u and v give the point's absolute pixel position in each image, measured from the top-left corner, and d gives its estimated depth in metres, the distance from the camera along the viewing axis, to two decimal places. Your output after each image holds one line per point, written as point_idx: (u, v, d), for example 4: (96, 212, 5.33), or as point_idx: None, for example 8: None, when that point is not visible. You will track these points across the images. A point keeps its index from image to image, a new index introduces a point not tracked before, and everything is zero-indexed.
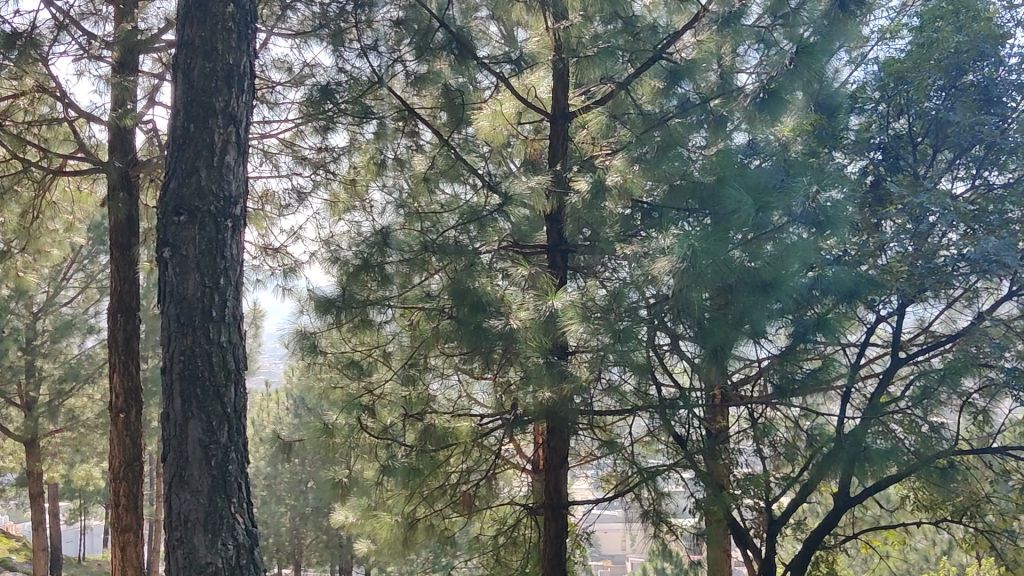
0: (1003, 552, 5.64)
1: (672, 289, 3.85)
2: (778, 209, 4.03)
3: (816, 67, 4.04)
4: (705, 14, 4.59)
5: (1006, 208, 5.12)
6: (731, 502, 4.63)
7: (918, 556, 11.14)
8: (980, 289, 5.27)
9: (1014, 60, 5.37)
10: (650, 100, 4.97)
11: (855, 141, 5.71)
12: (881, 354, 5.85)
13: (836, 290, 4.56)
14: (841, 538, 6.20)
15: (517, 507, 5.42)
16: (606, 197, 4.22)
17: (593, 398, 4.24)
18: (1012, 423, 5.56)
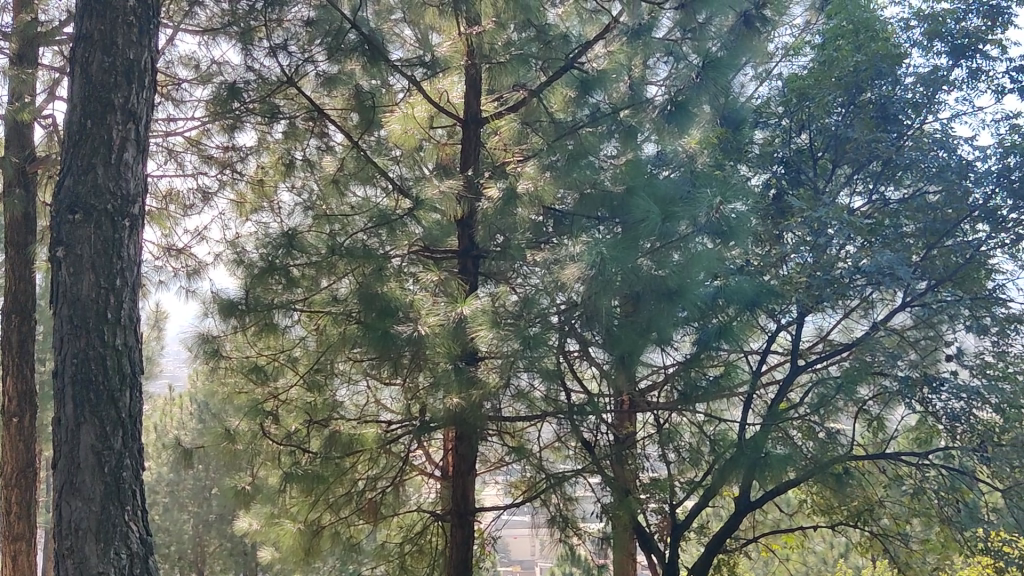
0: (895, 554, 5.83)
1: (581, 297, 3.86)
2: (684, 218, 4.08)
3: (722, 81, 4.25)
4: (616, 27, 4.70)
5: (901, 222, 5.48)
6: (637, 506, 4.73)
7: (817, 559, 11.44)
8: (875, 300, 5.48)
9: (910, 79, 5.63)
10: (563, 108, 4.99)
11: (758, 155, 5.86)
12: (781, 361, 6.03)
13: (740, 297, 4.49)
14: (742, 542, 6.34)
15: (424, 514, 5.38)
16: (517, 204, 4.24)
17: (501, 403, 4.26)
18: (905, 429, 5.75)
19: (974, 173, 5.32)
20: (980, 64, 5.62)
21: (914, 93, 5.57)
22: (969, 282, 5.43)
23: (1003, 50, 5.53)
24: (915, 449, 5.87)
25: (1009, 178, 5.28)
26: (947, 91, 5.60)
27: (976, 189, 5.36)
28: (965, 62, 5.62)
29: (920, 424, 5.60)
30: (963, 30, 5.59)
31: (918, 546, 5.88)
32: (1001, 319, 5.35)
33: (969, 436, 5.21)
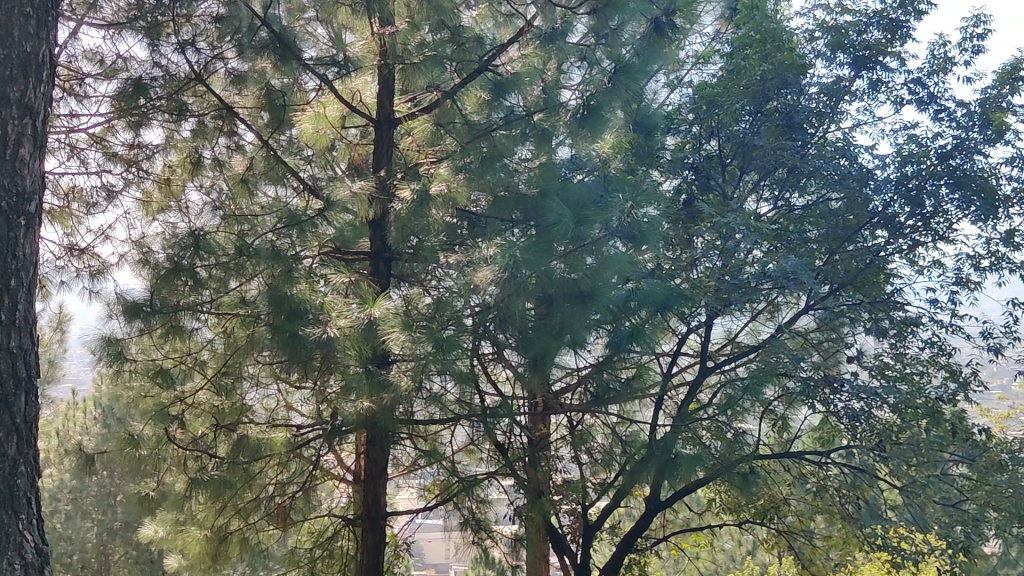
0: (799, 550, 6.00)
1: (494, 299, 3.88)
2: (597, 221, 4.04)
3: (633, 86, 4.29)
4: (529, 30, 4.80)
5: (805, 228, 5.58)
6: (550, 509, 4.81)
7: (725, 556, 11.69)
8: (781, 303, 5.64)
9: (814, 89, 5.87)
10: (477, 111, 4.95)
11: (670, 161, 5.83)
12: (691, 363, 6.15)
13: (651, 300, 4.54)
14: (653, 540, 6.42)
15: (335, 518, 5.29)
16: (430, 205, 4.22)
17: (414, 406, 4.24)
18: (809, 428, 5.90)
19: (874, 181, 5.56)
20: (880, 75, 5.86)
21: (817, 102, 5.79)
22: (868, 286, 5.71)
23: (901, 62, 5.77)
24: (818, 448, 6.04)
25: (905, 186, 5.56)
26: (848, 101, 5.85)
27: (877, 196, 5.61)
28: (866, 73, 5.85)
29: (822, 424, 5.75)
30: (864, 41, 5.80)
31: (821, 541, 6.06)
32: (899, 321, 5.60)
33: (870, 435, 5.36)
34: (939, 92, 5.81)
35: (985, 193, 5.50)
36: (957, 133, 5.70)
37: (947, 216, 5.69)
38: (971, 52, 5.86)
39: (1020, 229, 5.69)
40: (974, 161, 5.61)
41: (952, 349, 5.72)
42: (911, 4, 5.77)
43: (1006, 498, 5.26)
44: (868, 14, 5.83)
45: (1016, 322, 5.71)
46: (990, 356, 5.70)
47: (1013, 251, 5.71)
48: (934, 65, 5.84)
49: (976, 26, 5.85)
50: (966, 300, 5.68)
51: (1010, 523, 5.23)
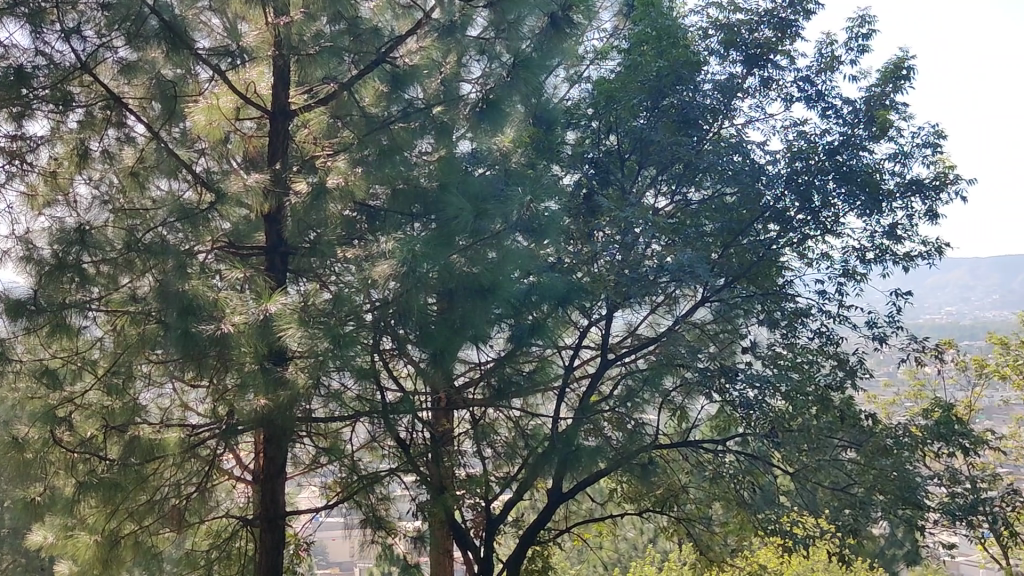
0: (697, 537, 6.25)
1: (393, 294, 3.87)
2: (496, 216, 4.26)
3: (532, 80, 4.57)
4: (428, 22, 4.75)
5: (701, 222, 5.77)
6: (452, 504, 4.79)
7: (628, 545, 11.89)
8: (679, 296, 5.70)
9: (708, 86, 6.00)
10: (374, 104, 4.89)
11: (569, 156, 5.89)
12: (593, 356, 6.22)
13: (552, 293, 4.61)
14: (556, 531, 6.48)
15: (234, 519, 5.21)
16: (327, 199, 4.15)
17: (311, 404, 4.18)
18: (707, 417, 6.02)
19: (765, 176, 5.69)
20: (771, 73, 6.02)
21: (711, 99, 5.91)
22: (760, 278, 5.88)
23: (790, 60, 5.94)
24: (715, 437, 6.18)
25: (796, 181, 5.73)
26: (741, 98, 6.04)
27: (768, 190, 5.74)
28: (758, 71, 6.01)
29: (718, 413, 5.90)
30: (755, 40, 5.96)
31: (718, 528, 6.22)
32: (791, 312, 5.79)
33: (763, 423, 5.47)
34: (826, 90, 6.01)
35: (869, 187, 5.75)
36: (843, 130, 5.92)
37: (834, 208, 5.84)
38: (856, 51, 6.07)
39: (901, 223, 5.97)
40: (860, 156, 5.84)
41: (839, 338, 5.94)
42: (800, 4, 6.00)
43: (890, 481, 5.55)
44: (758, 13, 6.04)
45: (899, 312, 5.95)
46: (875, 346, 5.94)
47: (896, 243, 5.96)
48: (822, 64, 6.04)
49: (860, 26, 6.06)
50: (852, 291, 5.97)
51: (895, 504, 5.47)
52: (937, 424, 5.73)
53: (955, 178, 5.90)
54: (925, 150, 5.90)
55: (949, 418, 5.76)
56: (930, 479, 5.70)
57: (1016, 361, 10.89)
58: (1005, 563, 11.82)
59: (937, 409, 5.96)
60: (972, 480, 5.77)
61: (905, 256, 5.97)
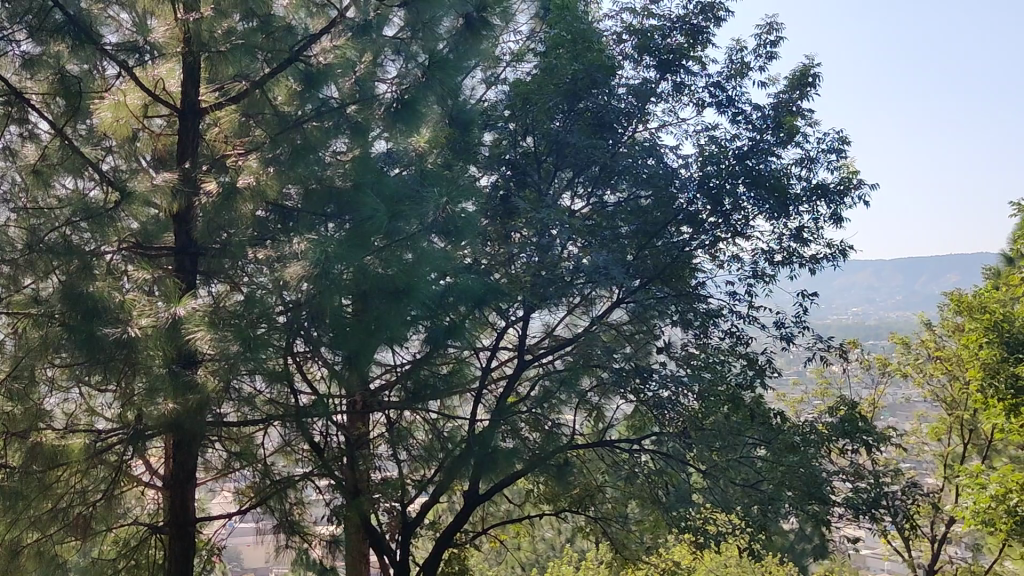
0: (613, 536, 6.36)
1: (305, 295, 3.84)
2: (412, 216, 4.33)
3: (448, 81, 4.57)
4: (342, 21, 4.74)
5: (617, 225, 5.84)
6: (368, 509, 4.93)
7: (545, 545, 11.92)
8: (596, 297, 5.77)
9: (622, 90, 6.06)
10: (286, 102, 4.86)
11: (486, 156, 5.90)
12: (510, 356, 6.23)
13: (467, 294, 4.66)
14: (472, 534, 6.49)
15: (143, 527, 5.08)
16: (238, 199, 4.10)
17: (220, 408, 4.13)
18: (623, 416, 6.05)
19: (678, 180, 5.78)
20: (683, 78, 6.12)
21: (626, 103, 5.95)
22: (676, 279, 5.94)
23: (701, 66, 6.05)
24: (630, 437, 6.25)
25: (708, 185, 5.78)
26: (654, 102, 6.12)
27: (681, 193, 5.81)
28: (670, 76, 6.09)
29: (634, 412, 5.96)
30: (668, 45, 6.04)
31: (634, 526, 6.30)
32: (704, 313, 5.90)
33: (677, 423, 5.58)
34: (736, 96, 6.13)
35: (776, 192, 5.87)
36: (752, 134, 6.05)
37: (744, 211, 5.96)
38: (764, 58, 6.22)
39: (807, 225, 6.12)
40: (767, 162, 5.95)
41: (748, 338, 6.12)
42: (710, 11, 6.12)
43: (798, 476, 5.63)
44: (670, 19, 6.15)
45: (804, 312, 6.19)
46: (783, 345, 6.09)
47: (802, 246, 6.12)
48: (731, 70, 6.17)
49: (768, 33, 6.20)
50: (761, 292, 6.15)
51: (802, 500, 5.60)
52: (842, 421, 5.90)
53: (858, 183, 6.09)
54: (830, 156, 6.08)
55: (853, 415, 5.95)
56: (835, 474, 5.88)
57: (917, 360, 11.21)
58: (906, 556, 12.22)
59: (841, 407, 6.18)
60: (875, 475, 5.94)
61: (811, 259, 6.12)
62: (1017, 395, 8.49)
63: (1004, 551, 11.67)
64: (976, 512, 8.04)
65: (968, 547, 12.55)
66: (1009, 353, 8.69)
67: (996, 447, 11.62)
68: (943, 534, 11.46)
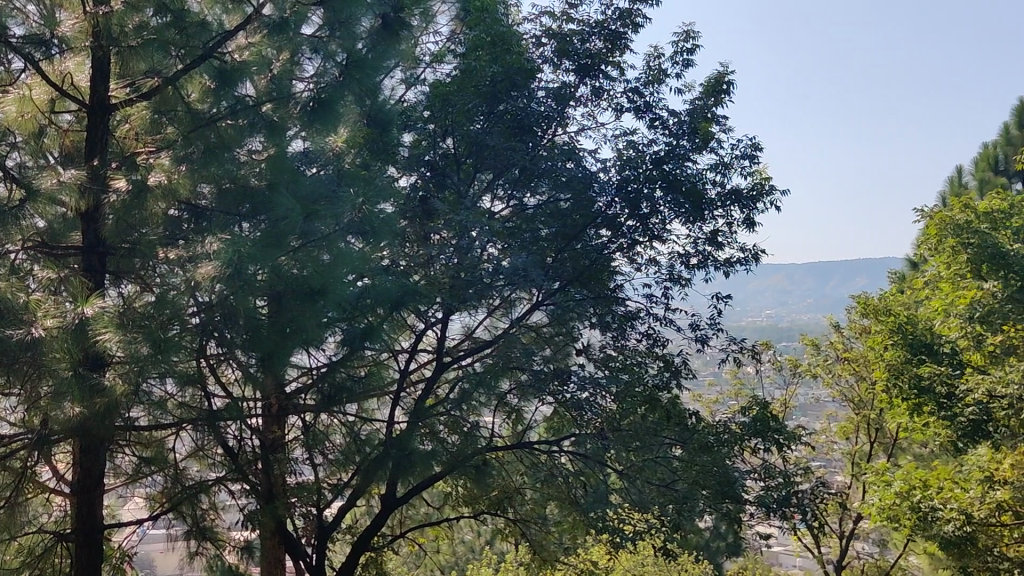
0: (531, 537, 6.39)
1: (217, 296, 3.81)
2: (325, 216, 4.32)
3: (365, 81, 4.68)
4: (257, 18, 4.68)
5: (537, 227, 5.89)
6: (282, 513, 4.86)
7: (463, 547, 11.90)
8: (517, 299, 5.77)
9: (541, 93, 6.11)
10: (198, 99, 4.60)
11: (405, 157, 5.86)
12: (429, 359, 6.22)
13: (384, 297, 4.62)
14: (390, 537, 6.45)
15: (48, 535, 4.92)
16: (149, 197, 4.04)
17: (129, 413, 4.02)
18: (543, 418, 6.08)
19: (597, 184, 5.83)
20: (601, 83, 6.19)
21: (545, 106, 6.04)
22: (595, 281, 5.97)
23: (620, 71, 6.13)
24: (549, 438, 6.30)
25: (626, 190, 5.88)
26: (573, 106, 6.18)
27: (599, 197, 5.89)
28: (589, 81, 6.16)
29: (553, 414, 6.01)
30: (587, 50, 6.11)
31: (552, 527, 6.36)
32: (621, 316, 5.99)
33: (595, 423, 5.56)
34: (654, 101, 6.23)
35: (692, 196, 5.96)
36: (669, 140, 6.15)
37: (661, 216, 6.03)
38: (681, 65, 6.33)
39: (721, 230, 6.25)
40: (684, 167, 6.04)
41: (665, 340, 6.23)
42: (628, 17, 6.20)
43: (711, 475, 5.72)
44: (589, 24, 6.21)
45: (719, 314, 6.30)
46: (697, 347, 6.24)
47: (717, 249, 6.23)
48: (649, 76, 6.26)
49: (684, 41, 6.31)
50: (677, 295, 6.18)
51: (716, 499, 5.70)
52: (754, 420, 6.08)
53: (770, 189, 6.24)
54: (743, 162, 6.21)
55: (765, 415, 6.11)
56: (748, 473, 5.99)
57: (826, 361, 11.55)
58: (816, 552, 12.55)
59: (754, 408, 6.29)
60: (784, 474, 6.06)
61: (725, 262, 6.24)
62: (920, 395, 8.67)
63: (908, 545, 12.08)
64: (882, 509, 8.33)
65: (875, 542, 12.95)
66: (913, 354, 8.94)
67: (901, 445, 12.02)
68: (851, 530, 11.82)
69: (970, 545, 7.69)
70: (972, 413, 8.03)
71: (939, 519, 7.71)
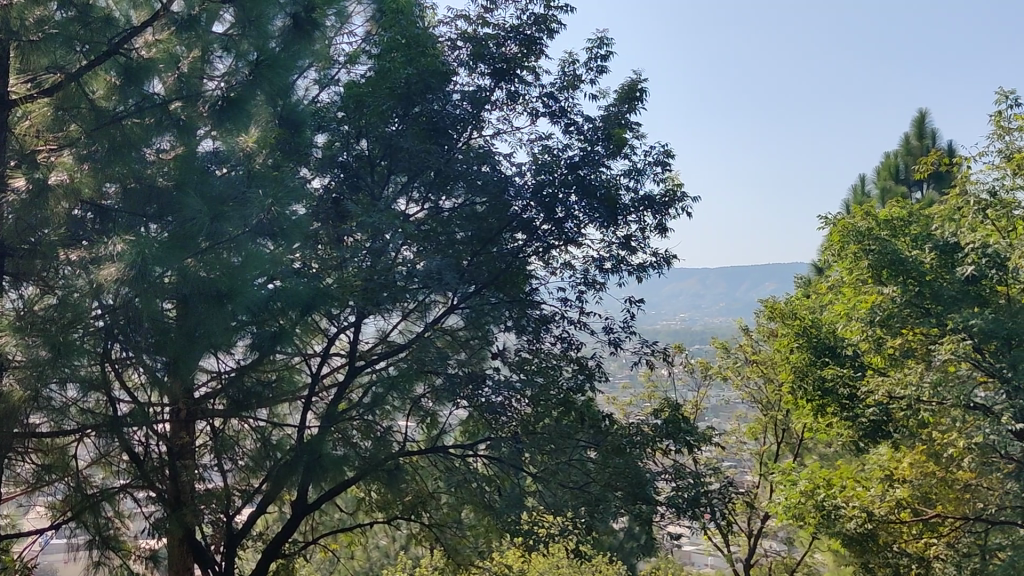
0: (446, 542, 6.37)
1: (121, 297, 3.69)
2: (233, 219, 4.15)
3: (276, 81, 4.59)
4: (165, 14, 4.49)
5: (452, 231, 5.89)
6: (190, 520, 4.72)
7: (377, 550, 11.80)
8: (432, 302, 5.73)
9: (457, 96, 6.11)
10: (104, 98, 4.48)
11: (318, 159, 5.75)
12: (342, 364, 6.16)
13: (294, 300, 4.50)
14: (302, 544, 6.35)
15: None
16: (50, 196, 4.05)
17: (27, 418, 3.88)
18: (458, 422, 6.05)
19: (513, 187, 5.84)
20: (517, 87, 6.21)
21: (460, 109, 6.04)
22: (509, 285, 6.05)
23: (535, 76, 6.17)
24: (464, 442, 6.29)
25: (542, 194, 5.85)
26: (488, 110, 6.19)
27: (515, 200, 5.89)
28: (504, 85, 6.18)
29: (468, 418, 5.99)
30: (502, 54, 6.12)
31: (467, 532, 6.35)
32: (536, 319, 6.03)
33: (510, 427, 5.67)
34: (568, 107, 6.28)
35: (606, 202, 6.04)
36: (584, 145, 6.21)
37: (576, 220, 6.09)
38: (595, 72, 6.40)
39: (635, 235, 6.33)
40: (598, 172, 6.11)
41: (579, 343, 6.29)
42: (544, 22, 6.24)
43: (623, 476, 5.81)
44: (504, 29, 6.24)
45: (632, 318, 6.36)
46: (611, 350, 6.31)
47: (630, 254, 6.31)
48: (564, 81, 6.31)
49: (598, 48, 6.38)
50: (591, 299, 6.28)
51: (628, 500, 5.78)
52: (665, 422, 6.22)
53: (681, 195, 6.34)
54: (656, 168, 6.31)
55: (676, 418, 6.28)
56: (659, 475, 6.07)
57: (735, 364, 11.73)
58: (726, 551, 12.81)
59: (666, 410, 6.41)
60: (695, 475, 6.14)
61: (638, 267, 6.33)
62: (824, 396, 8.99)
63: (813, 543, 12.42)
64: (787, 508, 8.48)
65: (782, 541, 13.28)
66: (817, 356, 9.28)
67: (807, 445, 12.37)
68: (759, 529, 12.10)
69: (870, 542, 8.12)
70: (872, 413, 8.19)
71: (841, 517, 8.02)
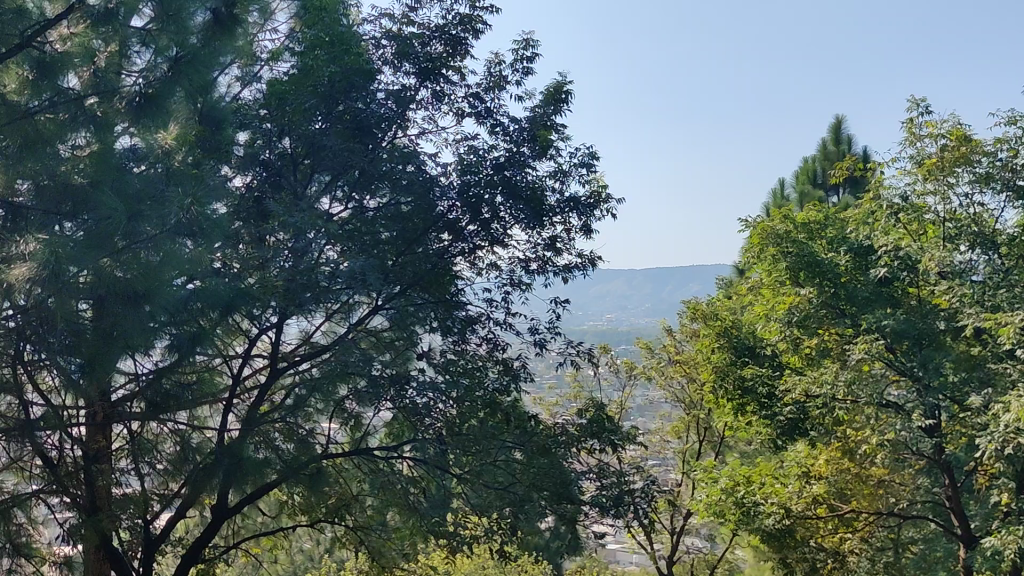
0: (371, 544, 6.31)
1: (34, 296, 3.59)
2: (151, 218, 4.05)
3: (196, 77, 4.61)
4: (81, 7, 4.32)
5: (377, 230, 5.79)
6: (106, 526, 4.59)
7: (300, 553, 11.65)
8: (356, 303, 5.68)
9: (381, 95, 6.07)
10: (15, 92, 4.34)
11: (239, 157, 5.69)
12: (263, 366, 6.06)
13: (213, 299, 4.45)
14: (223, 549, 6.22)
15: None
16: None
17: None
18: (383, 423, 6.00)
19: (437, 187, 5.85)
20: (442, 87, 6.20)
21: (385, 108, 6.00)
22: (436, 287, 5.93)
23: (461, 76, 6.16)
24: (389, 444, 6.24)
25: (468, 195, 5.90)
26: (413, 109, 6.17)
27: (440, 200, 5.90)
28: (430, 84, 6.16)
29: (393, 420, 5.95)
30: (427, 53, 6.10)
31: (392, 534, 6.30)
32: (462, 320, 6.03)
33: (435, 428, 5.58)
34: (494, 107, 6.29)
35: (532, 203, 6.05)
36: (509, 146, 6.24)
37: (502, 221, 6.13)
38: (521, 73, 6.42)
39: (560, 236, 6.37)
40: (524, 173, 6.14)
41: (505, 344, 6.30)
42: (469, 23, 6.25)
43: (546, 477, 5.83)
44: (429, 29, 6.23)
45: (557, 319, 6.40)
46: (536, 350, 6.38)
47: (556, 255, 6.36)
48: (490, 81, 6.32)
49: (524, 49, 6.41)
50: (517, 299, 6.41)
51: (553, 500, 5.83)
52: (590, 422, 6.27)
53: (606, 196, 6.40)
54: (581, 170, 6.35)
55: (601, 417, 6.30)
56: (584, 474, 6.11)
57: (659, 364, 11.83)
58: (649, 548, 12.97)
59: (590, 409, 6.44)
60: (618, 474, 6.19)
61: (564, 268, 6.40)
62: (744, 395, 9.16)
63: (734, 540, 12.64)
64: (708, 505, 8.64)
65: (704, 538, 13.49)
66: (736, 356, 9.40)
67: (727, 443, 12.60)
68: (681, 526, 12.27)
69: (789, 538, 8.18)
70: (789, 412, 8.31)
71: (760, 513, 8.16)
